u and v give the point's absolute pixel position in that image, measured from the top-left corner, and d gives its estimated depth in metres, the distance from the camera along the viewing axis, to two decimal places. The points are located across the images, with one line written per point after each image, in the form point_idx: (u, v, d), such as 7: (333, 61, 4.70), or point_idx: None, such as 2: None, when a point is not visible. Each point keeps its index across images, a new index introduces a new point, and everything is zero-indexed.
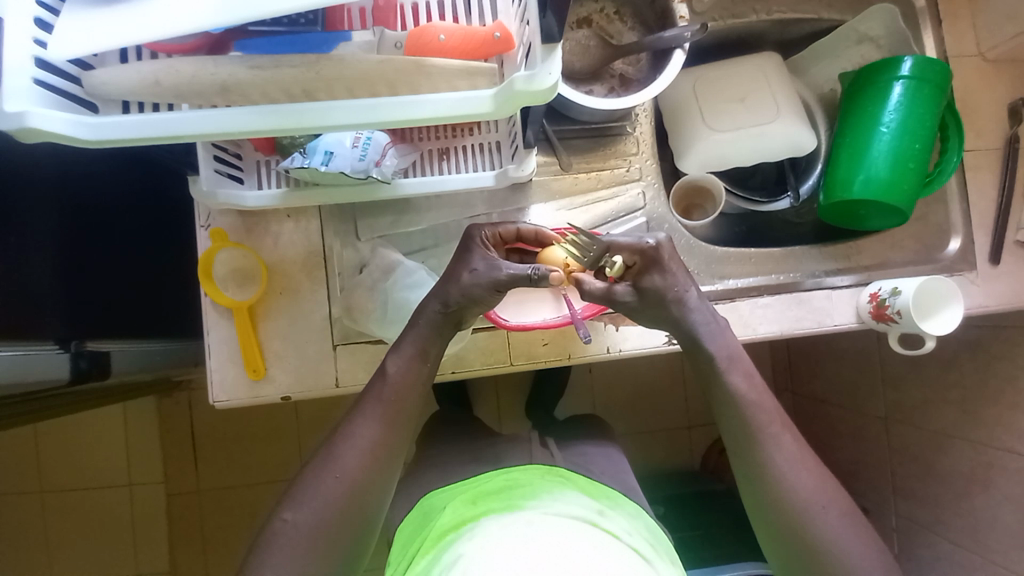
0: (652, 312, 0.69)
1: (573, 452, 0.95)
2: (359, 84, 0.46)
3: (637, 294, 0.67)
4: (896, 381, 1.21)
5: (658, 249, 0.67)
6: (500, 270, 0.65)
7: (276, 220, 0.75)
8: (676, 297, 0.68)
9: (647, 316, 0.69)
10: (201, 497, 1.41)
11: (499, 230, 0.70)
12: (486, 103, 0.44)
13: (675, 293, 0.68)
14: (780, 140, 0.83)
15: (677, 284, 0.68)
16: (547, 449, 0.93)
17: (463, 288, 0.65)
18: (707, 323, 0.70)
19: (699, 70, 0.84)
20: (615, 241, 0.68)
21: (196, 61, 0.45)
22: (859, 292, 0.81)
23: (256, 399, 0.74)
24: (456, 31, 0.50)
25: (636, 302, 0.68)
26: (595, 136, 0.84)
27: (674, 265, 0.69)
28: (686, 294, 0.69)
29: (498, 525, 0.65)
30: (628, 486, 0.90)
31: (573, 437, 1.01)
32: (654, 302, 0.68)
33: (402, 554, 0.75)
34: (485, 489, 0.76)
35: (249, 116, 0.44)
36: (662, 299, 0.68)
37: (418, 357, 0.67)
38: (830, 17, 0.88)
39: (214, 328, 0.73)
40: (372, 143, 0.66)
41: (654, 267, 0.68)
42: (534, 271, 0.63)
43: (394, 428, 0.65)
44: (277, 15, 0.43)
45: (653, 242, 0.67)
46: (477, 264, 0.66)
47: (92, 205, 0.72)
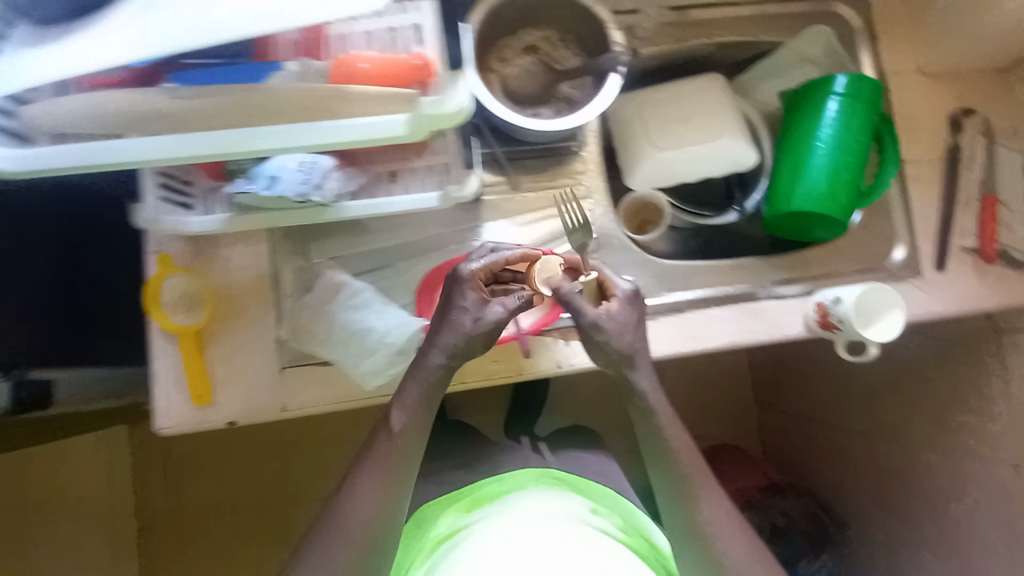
0: (603, 344, 0.67)
1: (566, 456, 0.99)
2: (277, 111, 0.48)
3: (594, 321, 0.67)
4: (866, 391, 1.22)
5: (633, 297, 0.69)
6: (498, 312, 0.65)
7: (226, 244, 0.76)
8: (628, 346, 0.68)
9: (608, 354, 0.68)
10: (172, 528, 1.38)
11: (489, 266, 0.68)
12: (400, 127, 0.46)
13: (627, 347, 0.68)
14: (724, 155, 0.85)
15: (630, 340, 0.68)
16: (540, 454, 0.98)
17: (468, 335, 0.65)
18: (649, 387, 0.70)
19: (644, 91, 0.87)
20: (603, 267, 0.72)
21: (123, 92, 0.47)
22: (807, 301, 0.82)
23: (203, 425, 0.74)
24: (379, 59, 0.51)
25: (585, 325, 0.67)
26: (548, 155, 0.86)
27: (635, 317, 0.69)
28: (636, 367, 0.69)
29: (496, 533, 0.67)
30: (620, 485, 0.93)
31: (570, 445, 1.05)
32: (601, 338, 0.67)
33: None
34: (479, 495, 0.76)
35: (169, 144, 0.46)
36: (604, 342, 0.67)
37: (420, 404, 0.67)
38: (770, 39, 0.92)
39: (161, 354, 0.73)
40: (316, 167, 0.69)
41: (625, 303, 0.69)
42: (519, 300, 0.66)
43: (380, 454, 0.66)
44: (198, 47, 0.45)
45: (633, 288, 0.70)
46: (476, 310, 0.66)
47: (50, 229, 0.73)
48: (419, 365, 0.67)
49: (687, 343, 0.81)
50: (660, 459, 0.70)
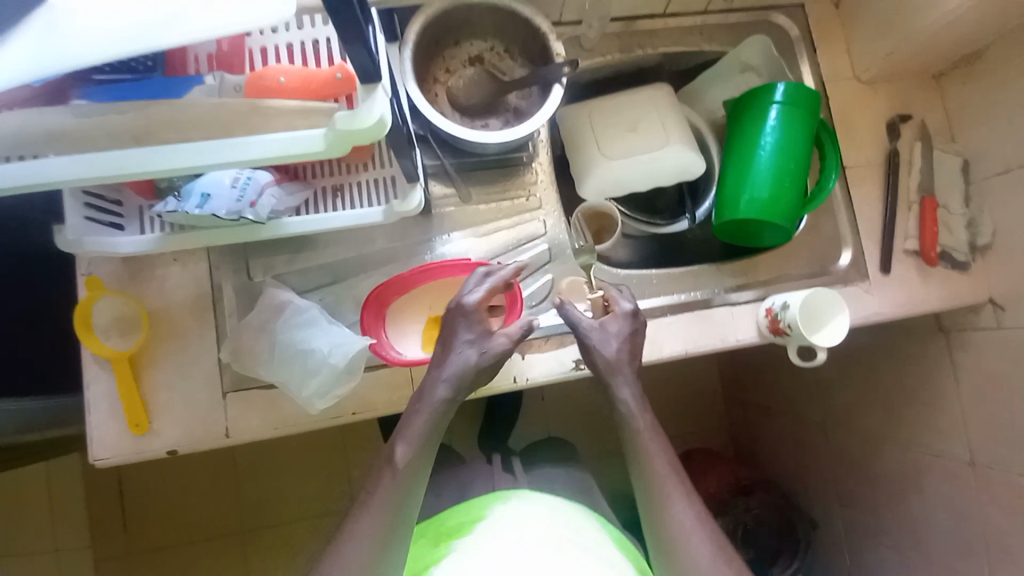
0: (595, 352, 0.70)
1: (537, 475, 0.97)
2: (188, 127, 0.46)
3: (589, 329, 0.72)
4: (827, 391, 1.24)
5: (632, 313, 0.73)
6: (505, 339, 0.67)
7: (162, 264, 0.73)
8: (619, 358, 0.70)
9: (602, 368, 0.70)
10: (131, 561, 1.32)
11: (489, 288, 0.68)
12: (318, 142, 0.45)
13: (619, 360, 0.70)
14: (673, 164, 0.86)
15: (620, 355, 0.70)
16: (511, 474, 0.96)
17: (483, 354, 0.66)
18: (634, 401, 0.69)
19: (592, 102, 0.88)
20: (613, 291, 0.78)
21: (26, 112, 0.44)
22: (758, 306, 0.83)
23: (140, 454, 0.70)
24: (294, 73, 0.50)
25: (580, 331, 0.72)
26: (498, 167, 0.85)
27: (631, 334, 0.72)
28: (624, 382, 0.69)
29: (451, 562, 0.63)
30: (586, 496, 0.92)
31: (542, 460, 1.03)
32: (592, 347, 0.71)
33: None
34: (444, 526, 0.73)
35: (75, 165, 0.44)
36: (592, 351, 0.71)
37: (425, 438, 0.63)
38: (713, 49, 0.93)
39: (94, 382, 0.70)
40: (251, 183, 0.67)
41: (624, 316, 0.73)
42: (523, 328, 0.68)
43: (377, 496, 0.60)
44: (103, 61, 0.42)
45: (635, 307, 0.74)
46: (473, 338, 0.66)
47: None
48: (424, 395, 0.65)
49: (642, 351, 0.81)
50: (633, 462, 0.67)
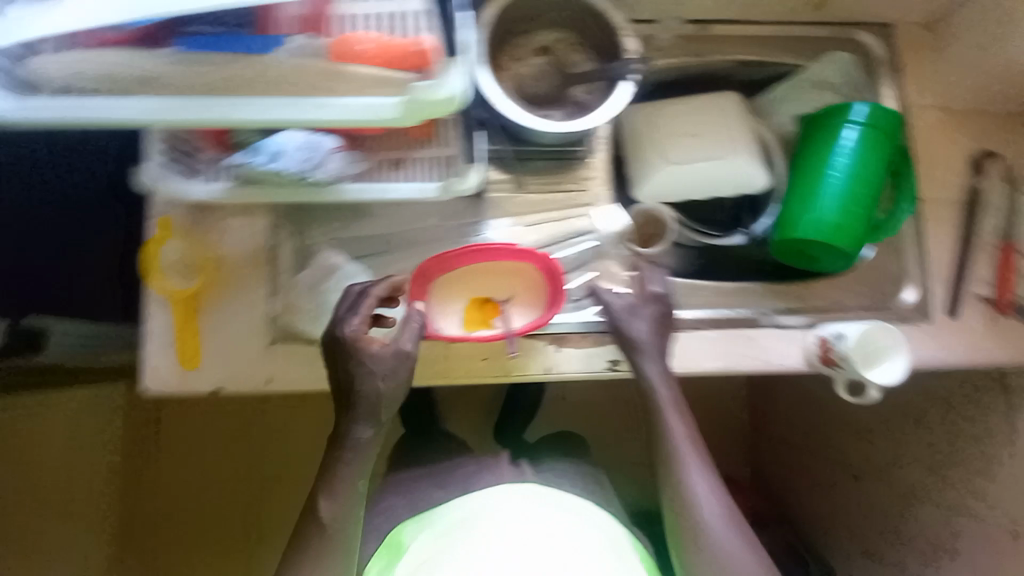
0: (619, 324, 0.75)
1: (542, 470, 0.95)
2: (273, 84, 0.48)
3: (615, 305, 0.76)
4: (864, 435, 1.18)
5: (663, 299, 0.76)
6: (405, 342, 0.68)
7: (226, 216, 0.77)
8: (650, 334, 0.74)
9: (638, 346, 0.74)
10: (132, 525, 1.30)
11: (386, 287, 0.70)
12: (392, 110, 0.46)
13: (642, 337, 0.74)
14: (735, 177, 0.84)
15: (645, 331, 0.74)
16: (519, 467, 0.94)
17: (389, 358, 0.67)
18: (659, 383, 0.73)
19: (659, 103, 0.86)
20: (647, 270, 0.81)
21: (127, 53, 0.48)
22: (808, 334, 0.80)
23: (187, 391, 0.75)
24: (377, 41, 0.50)
25: (609, 305, 0.76)
26: (559, 158, 0.85)
27: (656, 316, 0.75)
28: (648, 353, 0.74)
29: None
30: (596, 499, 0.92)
31: (554, 456, 1.02)
32: (620, 319, 0.75)
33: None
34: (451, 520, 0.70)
35: (163, 106, 0.46)
36: (618, 323, 0.75)
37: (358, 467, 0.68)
38: (787, 60, 0.89)
39: (155, 316, 0.75)
40: (319, 146, 0.69)
41: (652, 296, 0.76)
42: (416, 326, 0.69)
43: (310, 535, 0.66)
44: (178, 12, 0.47)
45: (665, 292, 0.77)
46: (377, 364, 0.67)
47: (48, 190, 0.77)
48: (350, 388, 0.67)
49: (677, 363, 0.79)
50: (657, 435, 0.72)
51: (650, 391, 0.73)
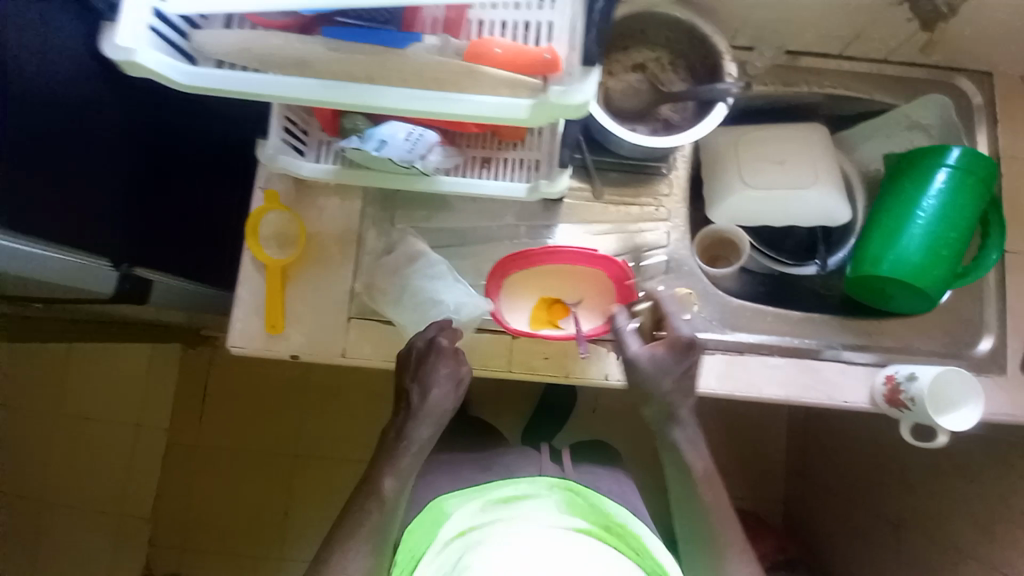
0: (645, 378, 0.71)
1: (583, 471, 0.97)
2: (414, 78, 0.52)
3: (643, 355, 0.71)
4: (913, 488, 1.15)
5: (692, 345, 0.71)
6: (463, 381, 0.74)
7: (325, 195, 0.82)
8: (680, 389, 0.72)
9: (675, 398, 0.72)
10: (195, 453, 1.61)
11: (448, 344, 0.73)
12: (522, 111, 0.49)
13: (670, 393, 0.71)
14: (815, 207, 0.84)
15: (672, 386, 0.71)
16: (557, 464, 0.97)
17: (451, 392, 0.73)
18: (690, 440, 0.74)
19: (743, 129, 0.87)
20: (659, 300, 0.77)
21: (285, 37, 0.52)
22: (876, 372, 0.79)
23: (268, 352, 0.80)
24: (511, 47, 0.54)
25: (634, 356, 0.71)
26: (631, 171, 0.87)
27: (685, 364, 0.72)
28: (677, 410, 0.72)
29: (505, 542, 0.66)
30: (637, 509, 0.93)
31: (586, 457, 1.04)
32: (646, 371, 0.71)
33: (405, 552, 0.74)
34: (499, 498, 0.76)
35: (315, 87, 0.49)
36: (642, 377, 0.71)
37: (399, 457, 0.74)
38: (883, 100, 0.89)
39: (247, 280, 0.79)
40: (422, 139, 0.72)
41: (679, 344, 0.71)
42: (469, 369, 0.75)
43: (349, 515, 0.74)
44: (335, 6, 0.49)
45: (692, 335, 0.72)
46: (439, 393, 0.72)
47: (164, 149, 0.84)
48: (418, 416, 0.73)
49: (738, 386, 0.79)
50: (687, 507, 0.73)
51: (686, 468, 0.73)
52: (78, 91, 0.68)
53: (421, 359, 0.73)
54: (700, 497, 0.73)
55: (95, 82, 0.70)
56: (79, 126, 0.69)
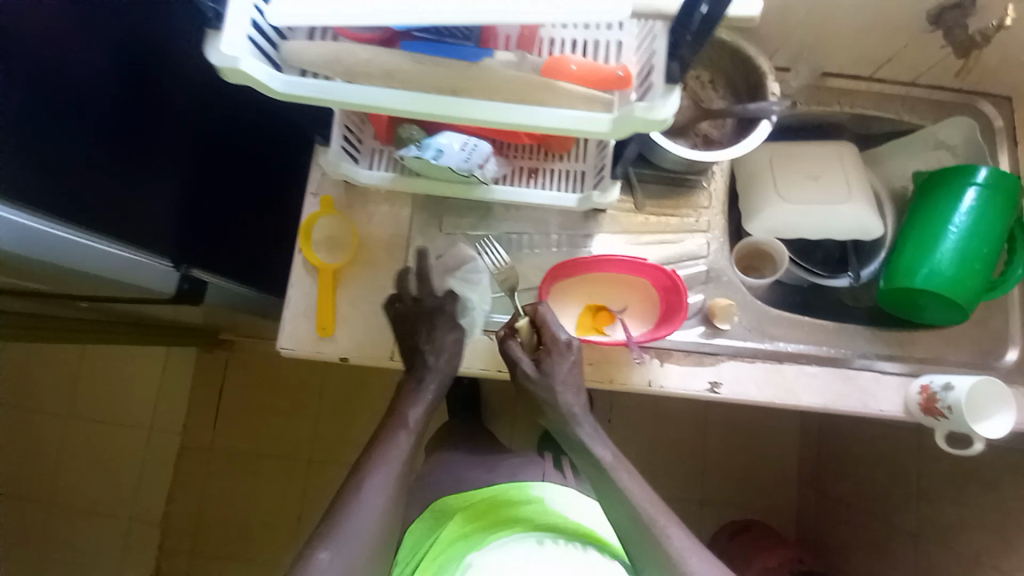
0: (541, 393, 0.75)
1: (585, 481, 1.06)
2: (497, 91, 0.54)
3: (537, 372, 0.74)
4: (930, 497, 1.16)
5: (568, 346, 0.75)
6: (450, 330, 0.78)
7: (375, 200, 0.84)
8: (565, 388, 0.75)
9: (557, 403, 0.75)
10: (210, 456, 1.59)
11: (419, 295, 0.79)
12: (604, 125, 0.51)
13: (558, 395, 0.74)
14: (849, 221, 0.87)
15: (557, 385, 0.74)
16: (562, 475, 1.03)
17: (442, 351, 0.77)
18: (593, 434, 0.75)
19: (778, 146, 0.91)
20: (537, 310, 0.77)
21: (372, 49, 0.54)
22: (910, 382, 0.82)
23: (317, 354, 0.80)
24: (586, 64, 0.57)
25: (529, 377, 0.74)
26: (671, 184, 0.89)
27: (566, 365, 0.75)
28: (571, 405, 0.75)
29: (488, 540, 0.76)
30: None
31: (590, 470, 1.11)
32: (543, 386, 0.74)
33: (410, 557, 0.83)
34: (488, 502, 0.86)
35: (402, 98, 0.51)
36: (537, 393, 0.75)
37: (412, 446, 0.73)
38: (911, 121, 0.94)
39: (298, 283, 0.81)
40: (478, 149, 0.73)
41: (554, 353, 0.75)
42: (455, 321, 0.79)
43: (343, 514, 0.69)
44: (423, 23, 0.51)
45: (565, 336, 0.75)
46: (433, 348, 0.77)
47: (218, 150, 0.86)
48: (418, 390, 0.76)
49: (778, 394, 0.81)
50: (612, 505, 0.72)
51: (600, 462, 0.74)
52: (150, 89, 0.70)
53: (430, 312, 0.78)
54: (618, 485, 0.72)
55: (164, 84, 0.72)
56: (146, 127, 0.70)
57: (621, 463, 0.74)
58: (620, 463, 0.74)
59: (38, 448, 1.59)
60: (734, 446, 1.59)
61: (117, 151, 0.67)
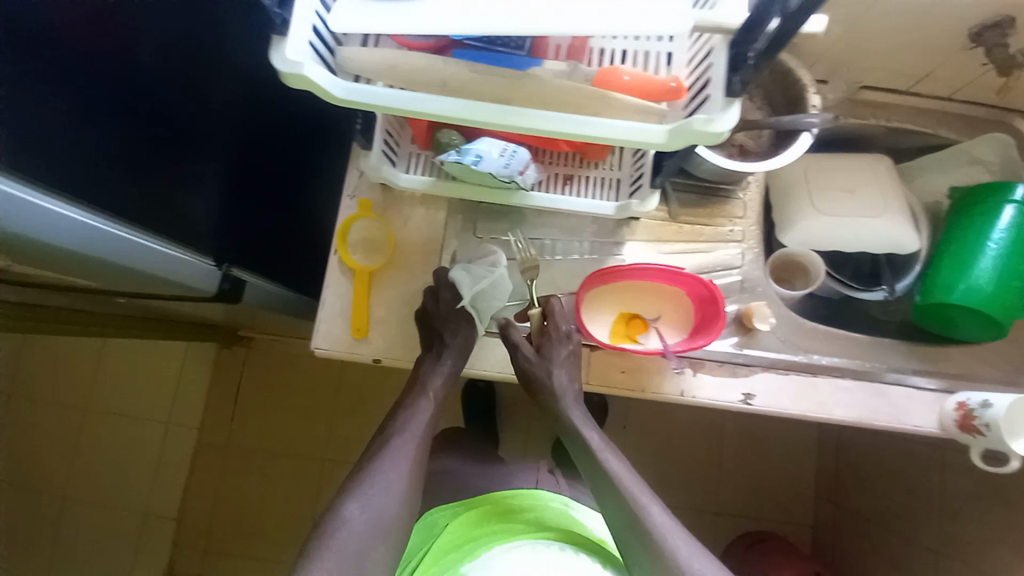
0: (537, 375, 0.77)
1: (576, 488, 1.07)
2: (551, 101, 0.54)
3: (535, 355, 0.78)
4: (953, 514, 1.13)
5: (569, 336, 0.78)
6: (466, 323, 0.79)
7: (410, 204, 0.84)
8: (559, 374, 0.78)
9: (554, 390, 0.77)
10: (227, 452, 1.60)
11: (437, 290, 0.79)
12: (660, 136, 0.51)
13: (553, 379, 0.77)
14: (885, 235, 0.87)
15: (552, 370, 0.77)
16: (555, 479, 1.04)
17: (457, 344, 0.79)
18: (579, 417, 0.78)
19: (812, 158, 0.91)
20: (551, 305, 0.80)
21: (428, 57, 0.55)
22: (944, 398, 0.81)
23: (351, 355, 0.81)
24: (639, 75, 0.57)
25: (527, 359, 0.77)
26: (704, 193, 0.89)
27: (564, 354, 0.78)
28: (562, 390, 0.78)
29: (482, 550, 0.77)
30: None
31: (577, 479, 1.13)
32: (539, 369, 0.77)
33: (407, 564, 0.84)
34: (481, 513, 0.86)
35: (461, 106, 0.51)
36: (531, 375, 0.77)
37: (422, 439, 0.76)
38: (946, 136, 0.93)
39: (333, 284, 0.81)
40: (517, 155, 0.73)
41: (555, 341, 0.78)
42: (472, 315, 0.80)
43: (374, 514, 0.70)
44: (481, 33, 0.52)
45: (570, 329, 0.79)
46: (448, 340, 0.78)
47: (256, 152, 0.87)
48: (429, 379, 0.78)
49: (811, 408, 0.81)
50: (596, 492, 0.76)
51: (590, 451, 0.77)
52: (198, 90, 0.71)
53: (448, 304, 0.77)
54: (602, 464, 0.75)
55: (210, 85, 0.73)
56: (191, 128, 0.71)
57: (604, 444, 0.77)
58: (605, 445, 0.77)
59: (57, 439, 1.61)
60: (749, 458, 1.58)
61: (165, 150, 0.68)
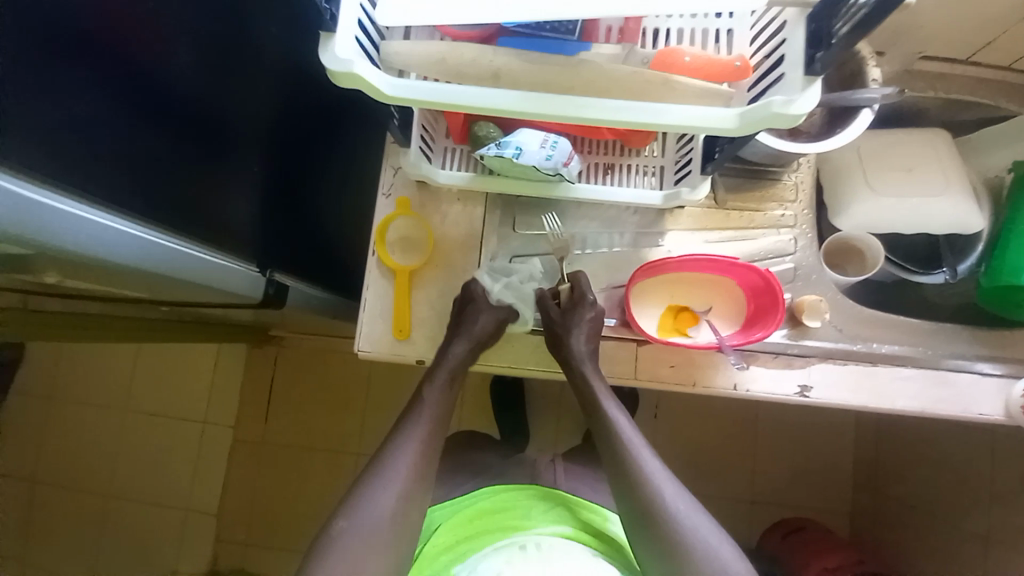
0: (563, 335, 0.74)
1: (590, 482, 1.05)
2: (610, 88, 0.52)
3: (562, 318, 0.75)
4: (1002, 502, 1.07)
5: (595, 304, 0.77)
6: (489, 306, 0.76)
7: (447, 200, 0.82)
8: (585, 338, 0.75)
9: (573, 356, 0.74)
10: (263, 448, 1.62)
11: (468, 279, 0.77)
12: (732, 120, 0.48)
13: (577, 342, 0.75)
14: (948, 214, 0.82)
15: (578, 333, 0.75)
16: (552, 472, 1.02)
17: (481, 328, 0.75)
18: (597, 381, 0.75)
19: (866, 136, 0.86)
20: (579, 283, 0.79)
21: (477, 48, 0.52)
22: (1012, 385, 0.77)
23: (396, 356, 0.80)
24: (703, 56, 0.54)
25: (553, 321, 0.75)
26: (754, 176, 0.85)
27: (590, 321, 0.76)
28: (583, 353, 0.75)
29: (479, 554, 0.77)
30: None
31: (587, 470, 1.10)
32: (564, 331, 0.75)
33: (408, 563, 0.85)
34: (476, 509, 0.85)
35: (519, 98, 0.48)
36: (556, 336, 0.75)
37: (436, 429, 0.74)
38: (1010, 106, 0.87)
39: (373, 285, 0.80)
40: (558, 146, 0.70)
41: (584, 308, 0.76)
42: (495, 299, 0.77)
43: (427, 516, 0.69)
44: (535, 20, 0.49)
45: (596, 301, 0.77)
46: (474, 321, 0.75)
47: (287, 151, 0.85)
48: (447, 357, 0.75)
49: (870, 398, 0.78)
50: (622, 483, 0.71)
51: (614, 430, 0.73)
52: (236, 92, 0.70)
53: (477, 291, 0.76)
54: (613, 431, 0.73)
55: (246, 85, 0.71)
56: (230, 130, 0.70)
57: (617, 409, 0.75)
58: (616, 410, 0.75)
59: (99, 440, 1.65)
60: (784, 445, 1.55)
61: (207, 155, 0.66)
